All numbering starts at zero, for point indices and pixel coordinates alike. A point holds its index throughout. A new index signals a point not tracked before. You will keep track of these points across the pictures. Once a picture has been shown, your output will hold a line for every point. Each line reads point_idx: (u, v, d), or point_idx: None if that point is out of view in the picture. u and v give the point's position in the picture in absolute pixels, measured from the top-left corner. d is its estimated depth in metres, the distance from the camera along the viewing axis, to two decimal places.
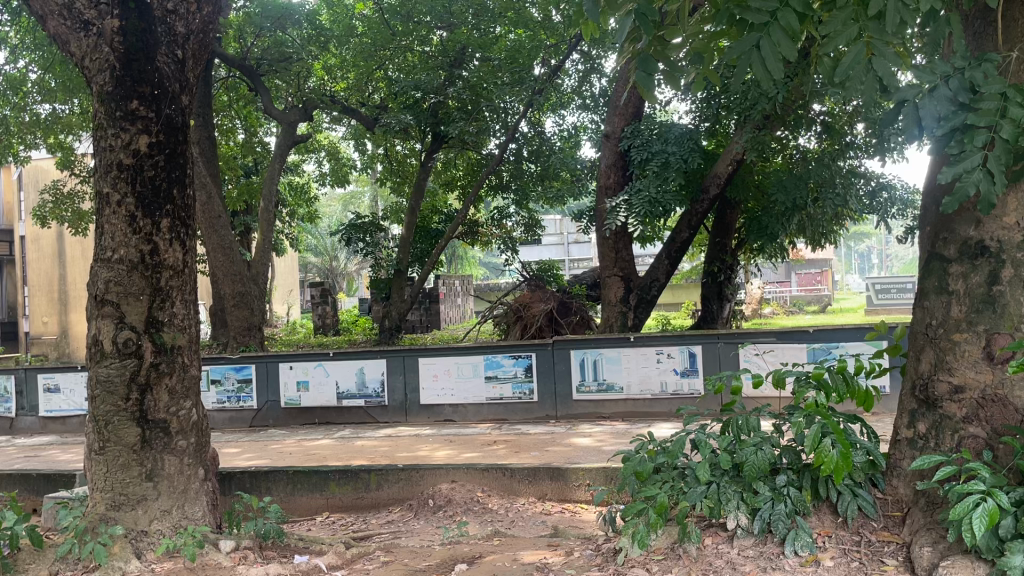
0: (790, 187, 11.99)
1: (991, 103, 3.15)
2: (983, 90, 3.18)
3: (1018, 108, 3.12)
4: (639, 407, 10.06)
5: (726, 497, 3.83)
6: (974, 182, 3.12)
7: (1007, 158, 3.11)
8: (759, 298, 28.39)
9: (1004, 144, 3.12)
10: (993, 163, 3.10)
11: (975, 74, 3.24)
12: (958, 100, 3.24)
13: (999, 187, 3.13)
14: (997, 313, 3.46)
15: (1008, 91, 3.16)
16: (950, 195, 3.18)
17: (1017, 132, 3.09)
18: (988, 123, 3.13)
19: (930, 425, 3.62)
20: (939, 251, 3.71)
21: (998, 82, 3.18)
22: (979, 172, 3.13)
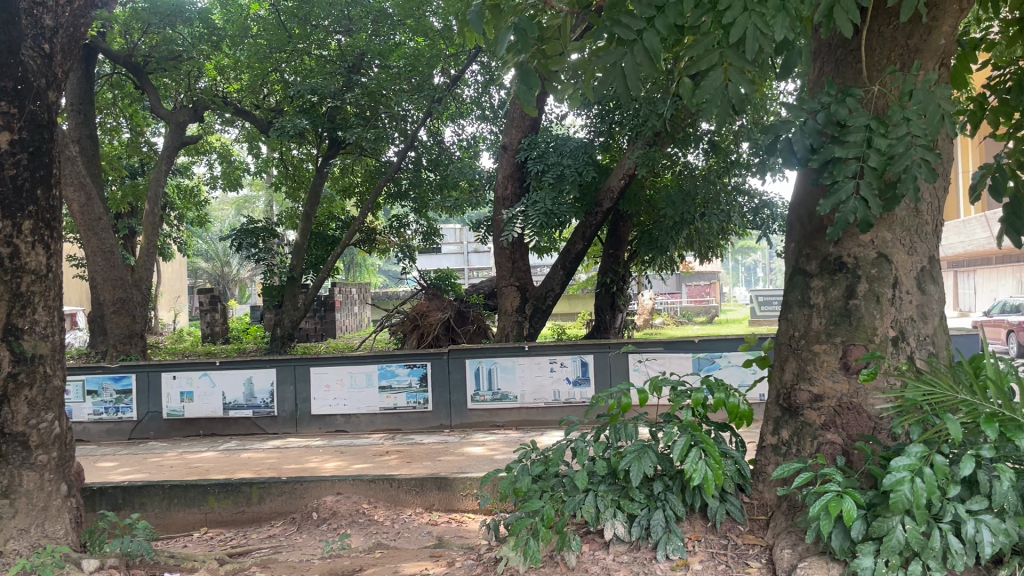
0: (678, 202, 12.40)
1: (857, 136, 3.27)
2: (849, 124, 3.31)
3: (882, 138, 3.23)
4: (533, 416, 10.19)
5: (603, 506, 3.89)
6: (852, 211, 3.22)
7: (877, 184, 3.23)
8: (651, 308, 29.19)
9: (873, 171, 3.23)
10: (866, 190, 3.23)
11: (839, 109, 3.38)
12: (827, 132, 3.39)
13: (877, 211, 3.24)
14: (852, 326, 3.68)
15: (873, 123, 3.27)
16: (832, 226, 3.28)
17: (882, 162, 3.21)
18: (856, 154, 3.26)
19: (793, 432, 3.79)
20: (802, 266, 3.94)
21: (863, 115, 3.29)
22: (853, 200, 3.25)
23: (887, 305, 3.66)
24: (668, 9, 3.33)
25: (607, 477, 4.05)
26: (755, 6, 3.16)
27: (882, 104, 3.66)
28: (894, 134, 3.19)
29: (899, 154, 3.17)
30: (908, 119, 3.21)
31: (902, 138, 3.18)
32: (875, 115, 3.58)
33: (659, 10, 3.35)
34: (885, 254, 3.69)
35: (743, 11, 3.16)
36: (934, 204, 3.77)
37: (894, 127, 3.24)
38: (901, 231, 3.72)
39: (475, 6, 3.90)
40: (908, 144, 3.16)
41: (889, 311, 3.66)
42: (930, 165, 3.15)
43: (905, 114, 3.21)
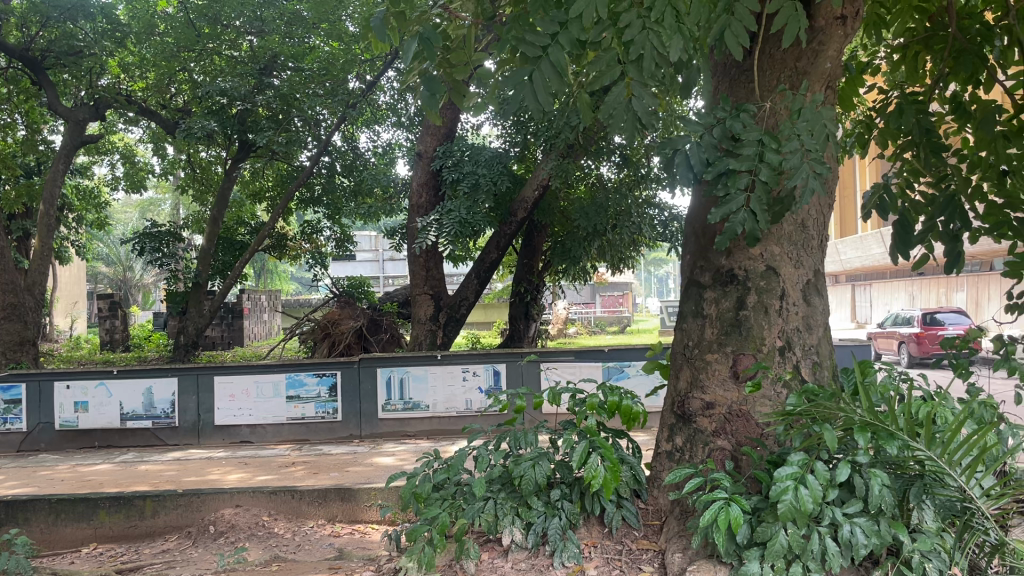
0: (591, 213, 12.60)
1: (750, 150, 3.37)
2: (742, 138, 3.42)
3: (774, 154, 3.36)
4: (444, 425, 10.16)
5: (502, 513, 3.90)
6: (740, 222, 3.37)
7: (767, 199, 3.34)
8: (564, 318, 29.51)
9: (765, 185, 3.34)
10: (756, 204, 3.36)
11: (733, 123, 3.48)
12: (722, 146, 3.48)
13: (762, 224, 3.39)
14: (743, 336, 3.81)
15: (764, 138, 3.40)
16: (720, 235, 3.41)
17: (773, 176, 3.34)
18: (748, 167, 3.35)
19: (686, 439, 3.89)
20: (697, 277, 4.05)
21: (755, 130, 3.40)
22: (743, 213, 3.39)
23: (774, 316, 3.81)
24: (571, 25, 3.35)
25: (507, 485, 4.07)
26: (654, 24, 3.26)
27: (773, 121, 3.81)
28: (785, 149, 3.31)
29: (788, 169, 3.30)
30: (796, 137, 3.33)
31: (793, 153, 3.30)
32: (766, 131, 3.71)
33: (562, 26, 3.38)
34: (772, 266, 3.85)
35: (642, 29, 3.25)
36: (819, 219, 3.96)
37: (785, 143, 3.36)
38: (788, 245, 3.89)
39: (380, 13, 3.87)
40: (796, 161, 3.28)
41: (776, 321, 3.81)
42: (816, 179, 3.29)
43: (795, 131, 3.34)
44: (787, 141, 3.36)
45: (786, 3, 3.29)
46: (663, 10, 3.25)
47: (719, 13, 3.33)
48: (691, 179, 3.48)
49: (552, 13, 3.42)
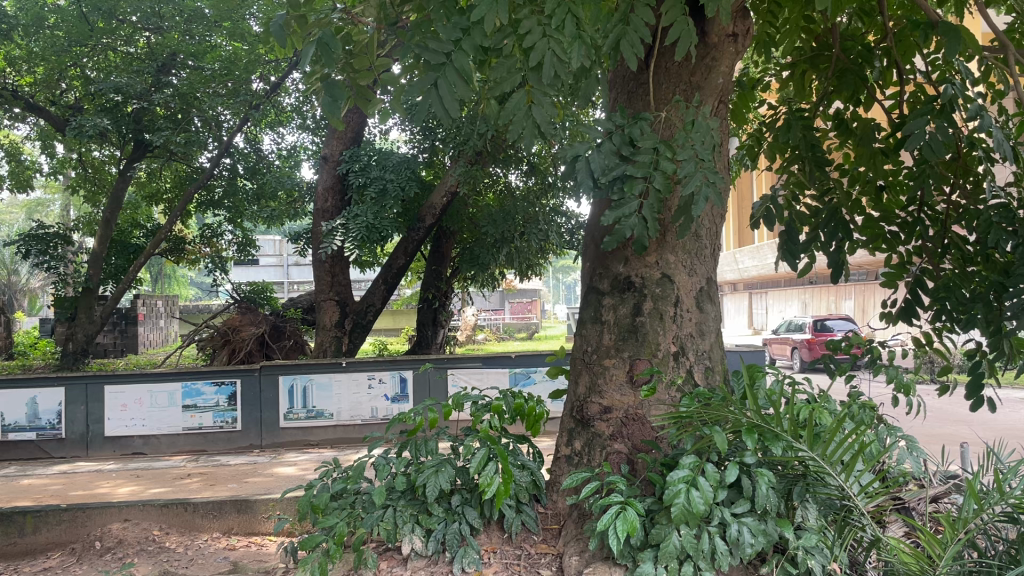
0: (499, 220, 12.73)
1: (645, 157, 3.43)
2: (639, 145, 3.47)
3: (668, 162, 3.42)
4: (349, 433, 10.02)
5: (401, 521, 3.87)
6: (630, 227, 3.44)
7: (659, 207, 3.43)
8: (473, 324, 29.55)
9: (658, 192, 3.43)
10: (648, 210, 3.44)
11: (632, 130, 3.54)
12: (621, 152, 3.52)
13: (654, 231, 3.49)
14: (639, 342, 3.90)
15: (660, 146, 3.45)
16: (609, 237, 3.48)
17: (666, 184, 3.40)
18: (644, 173, 3.42)
19: (584, 443, 3.94)
20: (595, 284, 4.13)
21: (651, 138, 3.47)
22: (635, 218, 3.46)
23: (669, 323, 3.92)
24: (473, 32, 3.35)
25: (407, 492, 4.03)
26: (554, 32, 3.28)
27: (668, 129, 3.90)
28: (678, 157, 3.38)
29: (682, 177, 3.38)
30: (689, 147, 3.43)
31: (686, 161, 3.39)
32: (662, 139, 3.78)
33: (464, 31, 3.37)
34: (668, 274, 3.97)
35: (542, 37, 3.27)
36: (712, 229, 4.11)
37: (678, 152, 3.43)
38: (682, 254, 4.02)
39: (279, 15, 3.77)
40: (688, 170, 3.36)
41: (671, 327, 3.93)
42: (708, 188, 3.39)
43: (688, 141, 3.43)
44: (679, 150, 3.45)
45: (681, 16, 3.38)
46: (563, 18, 3.28)
47: (616, 23, 3.40)
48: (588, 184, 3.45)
49: (454, 20, 3.40)
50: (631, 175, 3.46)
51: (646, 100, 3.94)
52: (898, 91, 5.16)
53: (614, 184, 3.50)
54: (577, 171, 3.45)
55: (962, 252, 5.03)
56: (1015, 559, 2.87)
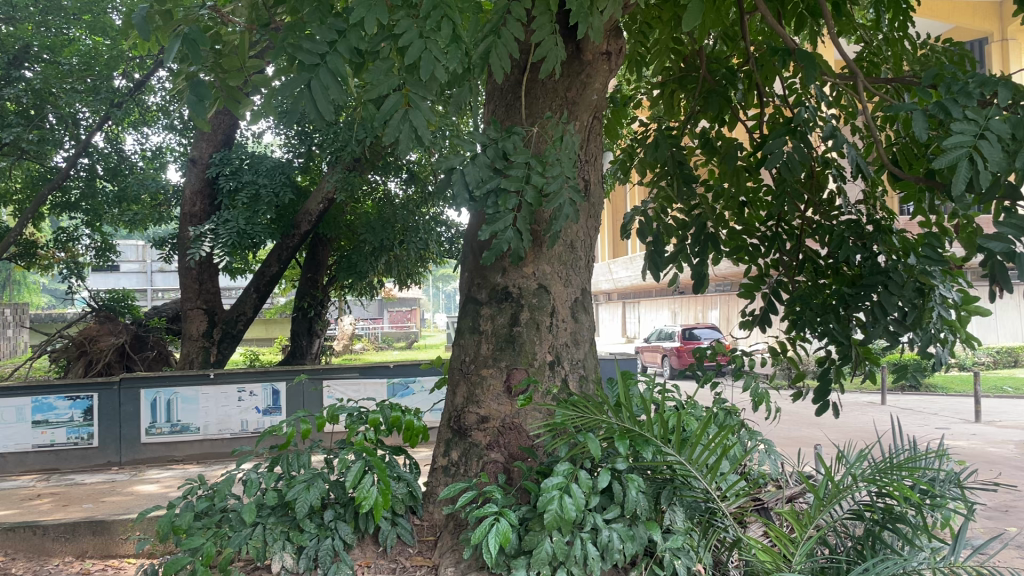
0: (377, 228, 12.59)
1: (518, 171, 3.45)
2: (512, 158, 3.49)
3: (538, 177, 3.47)
4: (217, 448, 9.63)
5: (271, 538, 3.73)
6: (506, 240, 3.46)
7: (532, 218, 3.48)
8: (349, 334, 29.01)
9: (530, 206, 3.47)
10: (522, 223, 3.46)
11: (505, 144, 3.54)
12: (494, 165, 3.50)
13: (528, 242, 3.50)
14: (516, 352, 3.93)
15: (532, 161, 3.49)
16: (488, 250, 3.49)
17: (538, 199, 3.46)
18: (517, 188, 3.44)
19: (461, 453, 3.92)
20: (474, 294, 4.13)
21: (524, 152, 3.50)
22: (510, 231, 3.46)
23: (545, 332, 3.98)
24: (348, 34, 3.28)
25: (278, 509, 3.89)
26: (431, 33, 3.23)
27: (539, 144, 3.95)
28: (549, 173, 3.43)
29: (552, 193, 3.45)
30: (559, 162, 3.50)
31: (557, 178, 3.45)
32: (535, 153, 3.83)
33: (339, 34, 3.30)
34: (544, 285, 4.03)
35: (419, 37, 3.20)
36: (586, 242, 4.20)
37: (548, 167, 3.49)
38: (558, 265, 4.09)
39: (142, 9, 3.55)
40: (557, 186, 3.41)
41: (546, 336, 3.98)
42: (574, 204, 3.46)
43: (557, 156, 3.49)
44: (550, 165, 3.49)
45: (553, 30, 3.44)
46: (439, 20, 3.24)
47: (488, 34, 3.42)
48: (466, 199, 3.42)
49: (329, 22, 3.32)
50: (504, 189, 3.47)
51: (520, 113, 3.98)
52: (759, 112, 5.44)
53: (488, 197, 3.49)
54: (453, 182, 3.41)
55: (816, 265, 5.36)
56: (861, 554, 3.05)
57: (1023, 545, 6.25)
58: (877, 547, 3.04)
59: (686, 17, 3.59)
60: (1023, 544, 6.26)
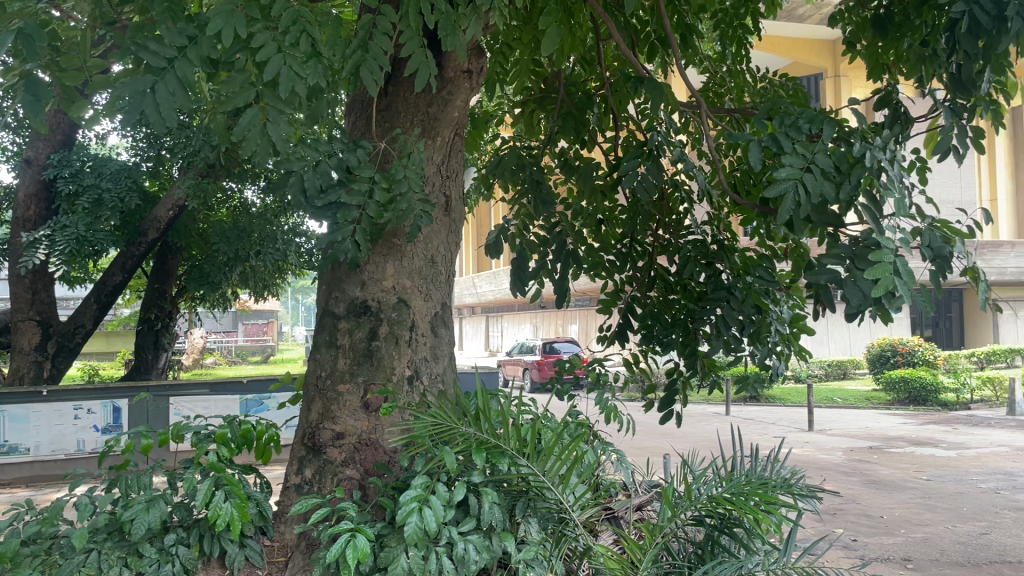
0: (232, 238, 12.15)
1: (361, 185, 3.44)
2: (356, 171, 3.46)
3: (381, 192, 3.47)
4: (49, 470, 8.97)
5: (107, 565, 3.44)
6: (344, 252, 3.40)
7: (371, 232, 3.45)
8: (200, 347, 27.65)
9: (370, 220, 3.45)
10: (360, 236, 3.42)
11: (349, 156, 3.52)
12: (335, 176, 3.48)
13: (364, 255, 3.47)
14: (374, 366, 3.89)
15: (376, 176, 3.49)
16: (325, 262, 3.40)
17: (380, 213, 3.45)
18: (358, 202, 3.43)
19: (315, 471, 3.82)
20: (331, 308, 4.06)
21: (369, 167, 3.49)
22: (348, 243, 3.42)
23: (404, 347, 3.96)
24: (200, 41, 3.14)
25: (116, 534, 3.65)
26: (289, 48, 3.18)
27: (389, 159, 3.96)
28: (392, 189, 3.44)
29: (396, 210, 3.48)
30: (405, 179, 3.52)
31: (401, 195, 3.47)
32: (381, 169, 3.82)
33: (190, 40, 3.15)
34: (404, 299, 4.02)
35: (278, 52, 3.14)
36: (447, 257, 4.22)
37: (393, 183, 3.50)
38: (418, 279, 4.09)
39: None
40: (404, 203, 3.44)
41: (406, 351, 3.97)
42: (419, 219, 3.52)
43: (404, 173, 3.51)
44: (395, 182, 3.50)
45: (420, 48, 3.43)
46: (297, 36, 3.19)
47: (356, 49, 3.40)
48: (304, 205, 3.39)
49: (179, 26, 3.17)
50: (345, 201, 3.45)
51: (373, 126, 3.98)
52: (614, 134, 5.66)
53: (328, 207, 3.47)
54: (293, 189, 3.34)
55: (667, 282, 5.59)
56: (701, 558, 3.23)
57: (848, 546, 6.76)
58: (715, 553, 3.22)
59: (546, 42, 3.73)
60: (847, 544, 6.79)
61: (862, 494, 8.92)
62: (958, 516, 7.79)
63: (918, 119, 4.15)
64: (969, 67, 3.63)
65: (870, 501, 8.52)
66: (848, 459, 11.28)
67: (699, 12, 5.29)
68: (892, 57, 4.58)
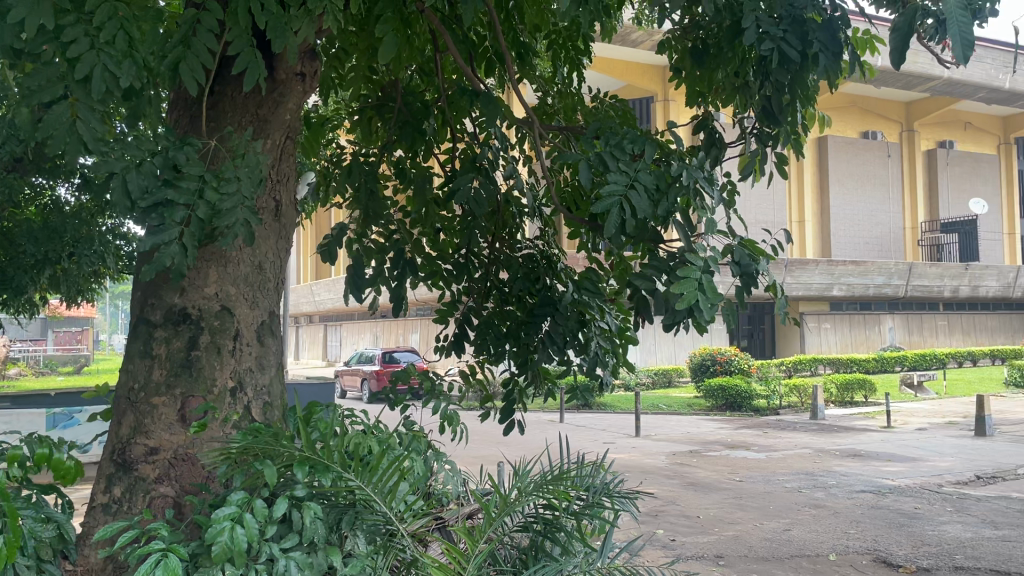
0: (40, 239, 11.04)
1: (189, 183, 3.27)
2: (184, 170, 3.29)
3: (213, 193, 3.30)
4: None
5: None
6: (170, 255, 3.17)
7: (201, 235, 3.26)
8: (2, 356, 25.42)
9: (199, 222, 3.27)
10: (189, 238, 3.22)
11: (177, 154, 3.33)
12: (162, 175, 3.29)
13: (193, 260, 3.26)
14: (192, 377, 3.70)
15: (206, 175, 3.32)
16: (147, 265, 3.15)
17: (211, 214, 3.29)
18: (186, 201, 3.25)
19: (125, 489, 3.58)
20: (146, 315, 3.84)
21: (198, 165, 3.32)
22: (176, 245, 3.20)
23: (227, 356, 3.80)
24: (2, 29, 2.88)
25: None
26: (105, 45, 2.99)
27: (218, 157, 3.79)
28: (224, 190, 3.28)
29: (228, 212, 3.31)
30: (237, 180, 3.38)
31: (233, 195, 3.32)
32: (210, 167, 3.66)
33: None
34: (227, 306, 3.87)
35: (91, 48, 2.96)
36: (275, 263, 4.12)
37: (224, 183, 3.34)
38: (244, 286, 3.95)
39: None
40: (236, 205, 3.32)
41: (229, 361, 3.80)
42: (252, 222, 3.40)
43: (235, 174, 3.37)
44: (227, 182, 3.36)
45: (248, 47, 3.34)
46: (115, 32, 3.01)
47: (176, 45, 3.24)
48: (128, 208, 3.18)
49: None
50: (171, 200, 3.26)
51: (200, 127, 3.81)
52: (451, 145, 5.70)
53: (154, 210, 3.26)
54: (115, 189, 3.11)
55: (501, 292, 5.71)
56: (526, 564, 3.29)
57: (666, 545, 7.12)
58: (539, 557, 3.30)
59: (382, 50, 3.72)
60: (665, 544, 7.14)
61: (681, 495, 9.43)
62: (765, 514, 8.38)
63: (731, 145, 4.44)
64: (777, 99, 3.95)
65: (687, 503, 9.00)
66: (670, 463, 11.86)
67: (533, 32, 5.45)
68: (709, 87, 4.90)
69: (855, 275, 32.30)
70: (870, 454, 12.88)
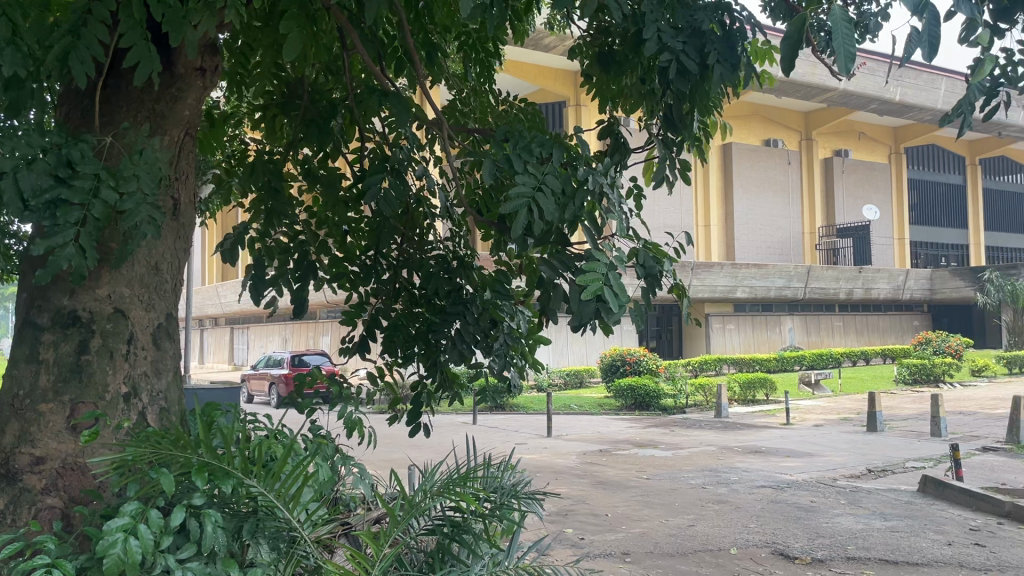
0: None
1: (83, 182, 3.11)
2: (78, 167, 3.15)
3: (110, 191, 3.15)
4: None
5: None
6: (65, 257, 2.99)
7: (98, 236, 3.10)
8: None
9: (95, 222, 3.11)
10: (85, 240, 3.06)
11: (71, 151, 3.18)
12: (55, 173, 3.13)
13: (90, 262, 3.09)
14: (82, 382, 3.54)
15: (101, 173, 3.17)
16: (40, 267, 2.96)
17: (107, 213, 3.13)
18: (81, 201, 3.08)
19: (7, 500, 3.38)
20: (33, 317, 3.66)
21: (93, 163, 3.17)
22: (71, 248, 3.02)
23: (119, 361, 3.66)
24: None
25: None
26: None
27: (114, 154, 3.64)
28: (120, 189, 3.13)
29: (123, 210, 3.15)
30: (136, 178, 3.23)
31: (129, 194, 3.16)
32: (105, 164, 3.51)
33: None
34: (120, 310, 3.72)
35: None
36: (172, 264, 4.00)
37: (123, 182, 3.20)
38: (138, 288, 3.82)
39: None
40: (134, 204, 3.17)
41: (122, 366, 3.66)
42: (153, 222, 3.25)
43: (134, 172, 3.22)
44: (124, 180, 3.21)
45: (141, 41, 3.21)
46: None
47: (63, 35, 3.09)
48: (18, 208, 3.02)
49: None
50: (66, 200, 3.10)
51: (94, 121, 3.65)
52: (360, 144, 5.62)
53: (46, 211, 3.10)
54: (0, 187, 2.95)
55: (411, 293, 5.66)
56: (432, 567, 3.26)
57: (575, 544, 7.19)
58: (445, 559, 3.29)
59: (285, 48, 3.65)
60: (574, 543, 7.21)
61: (590, 494, 9.54)
62: (670, 511, 8.57)
63: (636, 150, 4.50)
64: (678, 106, 4.07)
65: (596, 502, 9.11)
66: (579, 463, 11.99)
67: (444, 32, 5.44)
68: (618, 93, 4.99)
69: (757, 277, 33.38)
70: (770, 450, 13.35)
